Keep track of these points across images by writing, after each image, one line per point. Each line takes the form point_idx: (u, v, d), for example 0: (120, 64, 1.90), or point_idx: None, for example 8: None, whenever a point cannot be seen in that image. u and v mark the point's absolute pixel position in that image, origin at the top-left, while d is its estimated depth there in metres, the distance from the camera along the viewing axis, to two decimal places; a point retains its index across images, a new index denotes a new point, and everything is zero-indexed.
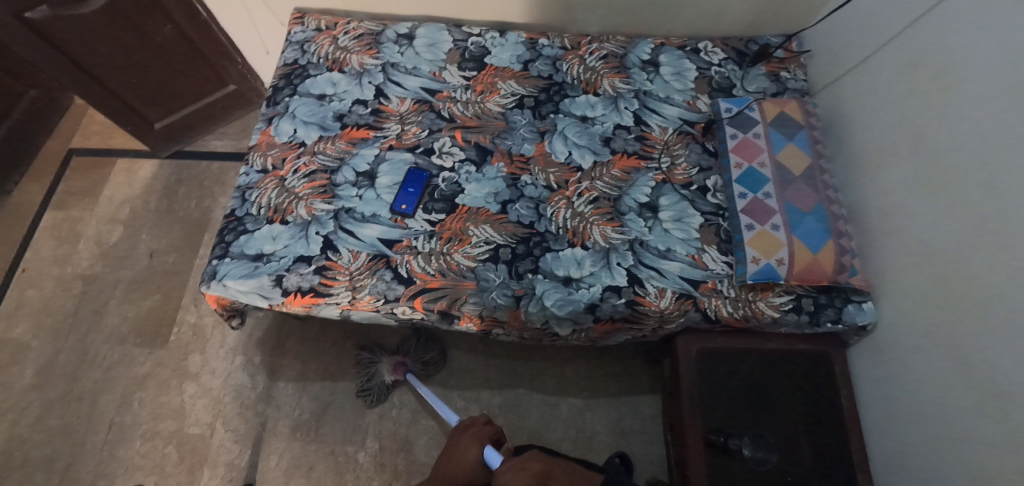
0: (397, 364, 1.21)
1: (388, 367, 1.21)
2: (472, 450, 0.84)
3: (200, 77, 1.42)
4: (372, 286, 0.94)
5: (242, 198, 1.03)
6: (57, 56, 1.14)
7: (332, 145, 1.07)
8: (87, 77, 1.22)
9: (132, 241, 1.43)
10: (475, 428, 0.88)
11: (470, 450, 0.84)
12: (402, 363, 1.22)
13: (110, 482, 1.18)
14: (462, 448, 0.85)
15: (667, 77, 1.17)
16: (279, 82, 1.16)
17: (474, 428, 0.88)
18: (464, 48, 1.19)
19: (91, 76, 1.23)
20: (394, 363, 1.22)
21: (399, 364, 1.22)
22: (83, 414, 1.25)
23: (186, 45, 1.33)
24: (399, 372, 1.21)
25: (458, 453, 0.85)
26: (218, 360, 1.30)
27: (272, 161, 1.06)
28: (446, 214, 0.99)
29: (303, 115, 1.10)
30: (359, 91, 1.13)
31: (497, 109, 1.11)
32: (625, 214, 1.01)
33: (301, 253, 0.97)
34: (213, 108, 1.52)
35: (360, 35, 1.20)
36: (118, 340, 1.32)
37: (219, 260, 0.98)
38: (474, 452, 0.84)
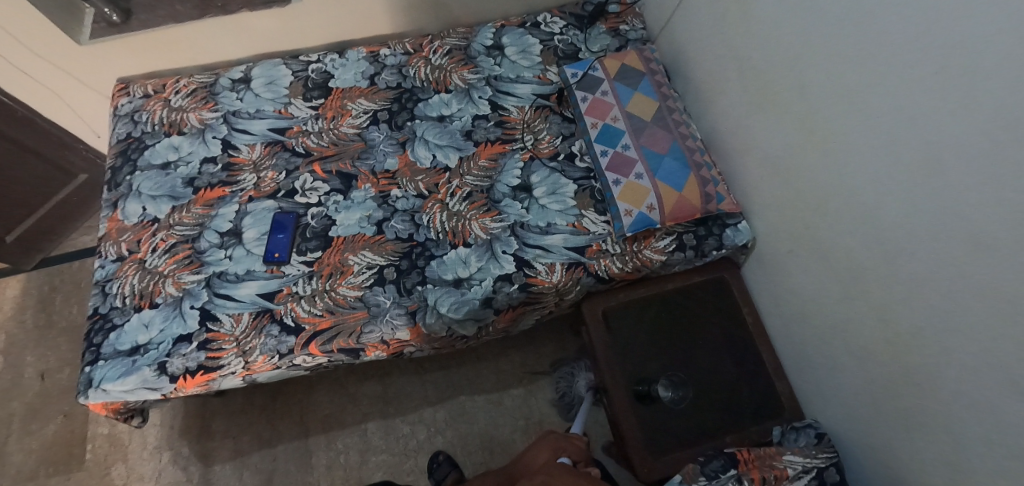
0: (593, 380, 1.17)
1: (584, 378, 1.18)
2: (545, 457, 0.88)
3: (43, 174, 1.31)
4: (262, 346, 0.89)
5: (103, 293, 0.96)
6: None
7: (189, 213, 1.01)
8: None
9: (16, 368, 1.31)
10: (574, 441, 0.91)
11: (542, 457, 0.88)
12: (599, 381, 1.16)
13: None
14: (538, 453, 0.89)
15: (513, 57, 1.17)
16: (116, 161, 1.08)
17: (553, 436, 0.92)
18: (305, 78, 1.15)
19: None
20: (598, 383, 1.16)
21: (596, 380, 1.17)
22: None
23: (15, 147, 1.21)
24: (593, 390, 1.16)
25: (530, 458, 0.89)
26: (144, 463, 1.22)
27: (127, 247, 0.99)
28: (322, 251, 0.96)
29: (150, 189, 1.04)
30: (204, 149, 1.07)
31: (353, 131, 1.09)
32: (500, 201, 1.01)
33: (179, 333, 0.91)
34: (69, 202, 1.41)
35: (193, 91, 1.14)
36: (26, 478, 1.21)
37: (92, 366, 0.90)
38: (545, 459, 0.87)
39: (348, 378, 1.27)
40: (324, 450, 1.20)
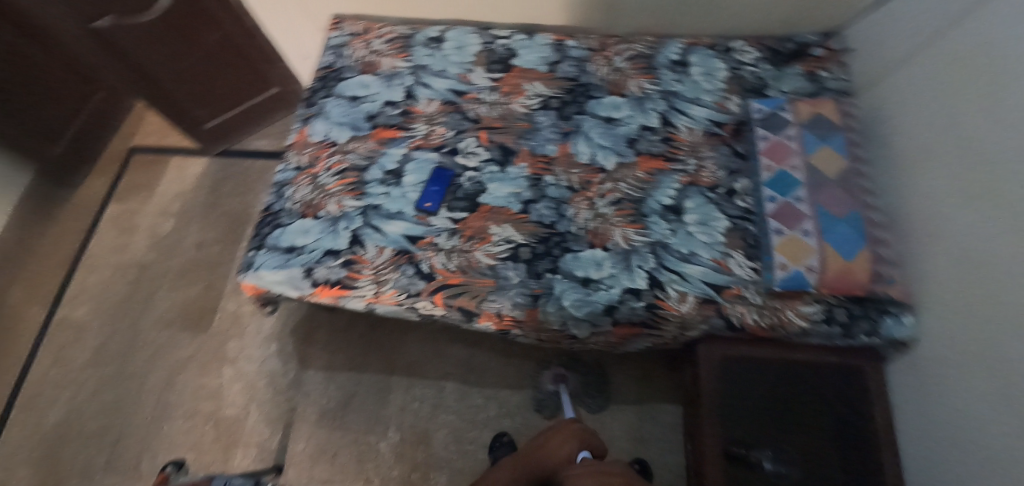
0: (557, 373, 1.22)
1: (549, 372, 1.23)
2: (567, 448, 0.91)
3: (245, 79, 1.50)
4: (395, 281, 0.96)
5: (279, 194, 1.09)
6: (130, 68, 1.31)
7: (363, 144, 1.11)
8: (132, 72, 1.33)
9: (181, 233, 1.53)
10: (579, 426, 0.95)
11: (566, 446, 0.92)
12: (564, 374, 1.22)
13: (153, 455, 1.27)
14: (561, 442, 0.93)
15: (697, 78, 1.14)
16: (316, 85, 1.21)
17: (577, 427, 0.95)
18: (492, 50, 1.20)
19: (142, 74, 1.34)
20: (563, 375, 1.22)
21: (559, 373, 1.22)
22: (133, 391, 1.35)
23: (234, 52, 1.42)
24: (558, 382, 1.21)
25: (555, 444, 0.93)
26: (254, 346, 1.37)
27: (307, 159, 1.11)
28: (468, 213, 1.01)
29: (336, 115, 1.15)
30: (388, 92, 1.16)
31: (523, 111, 1.12)
32: (648, 216, 1.00)
33: (330, 246, 1.01)
34: (257, 109, 1.60)
35: (392, 38, 1.23)
36: (165, 325, 1.42)
37: (256, 251, 1.03)
38: (569, 450, 0.91)
39: (439, 336, 1.33)
40: (402, 392, 1.28)
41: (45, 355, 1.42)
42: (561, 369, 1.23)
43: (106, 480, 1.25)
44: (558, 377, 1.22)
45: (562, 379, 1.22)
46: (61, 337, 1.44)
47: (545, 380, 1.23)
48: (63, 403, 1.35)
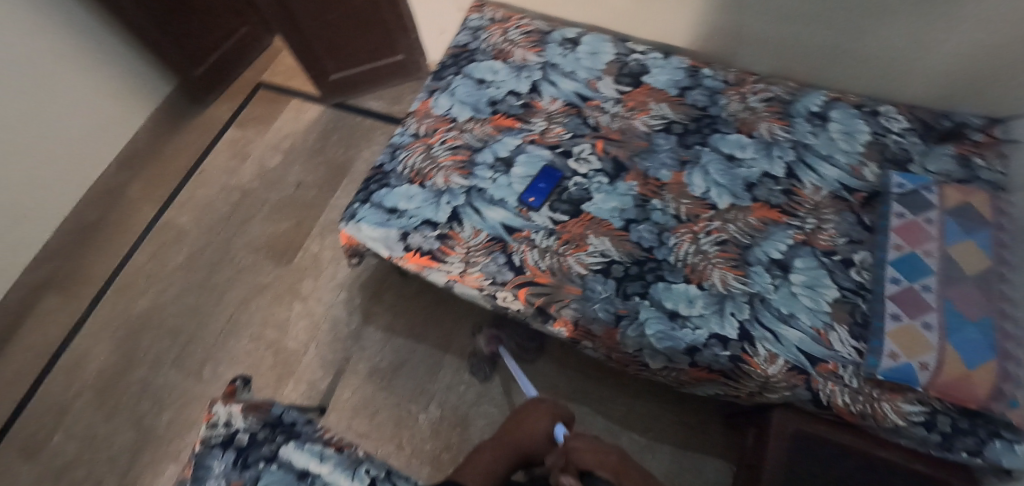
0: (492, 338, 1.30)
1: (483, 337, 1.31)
2: (542, 427, 0.76)
3: (377, 41, 1.55)
4: (484, 265, 0.98)
5: (392, 155, 1.13)
6: (282, 13, 1.40)
7: (481, 127, 1.13)
8: (285, 19, 1.42)
9: (286, 170, 1.63)
10: (548, 402, 0.80)
11: (540, 425, 0.78)
12: (497, 338, 1.30)
13: (216, 364, 1.36)
14: (532, 423, 0.77)
15: (834, 135, 1.07)
16: (447, 61, 1.25)
17: (546, 404, 0.81)
18: (624, 63, 1.19)
19: (290, 19, 1.43)
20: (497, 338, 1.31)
21: (493, 337, 1.30)
22: (212, 301, 1.45)
23: (374, 13, 1.47)
24: (494, 343, 1.30)
25: (528, 423, 0.77)
26: (325, 290, 1.44)
27: (425, 129, 1.15)
28: (569, 217, 1.01)
29: (461, 93, 1.18)
30: (515, 82, 1.18)
31: (643, 129, 1.10)
32: (752, 265, 0.95)
33: (429, 216, 1.03)
34: (379, 72, 1.66)
35: (529, 31, 1.25)
36: (253, 249, 1.52)
37: (360, 204, 1.07)
38: (545, 430, 0.76)
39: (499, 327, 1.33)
40: (451, 372, 1.30)
41: (146, 249, 1.55)
42: (493, 332, 1.31)
43: (173, 375, 1.35)
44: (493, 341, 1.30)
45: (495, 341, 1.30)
46: (163, 237, 1.57)
47: (481, 343, 1.31)
48: (151, 295, 1.48)
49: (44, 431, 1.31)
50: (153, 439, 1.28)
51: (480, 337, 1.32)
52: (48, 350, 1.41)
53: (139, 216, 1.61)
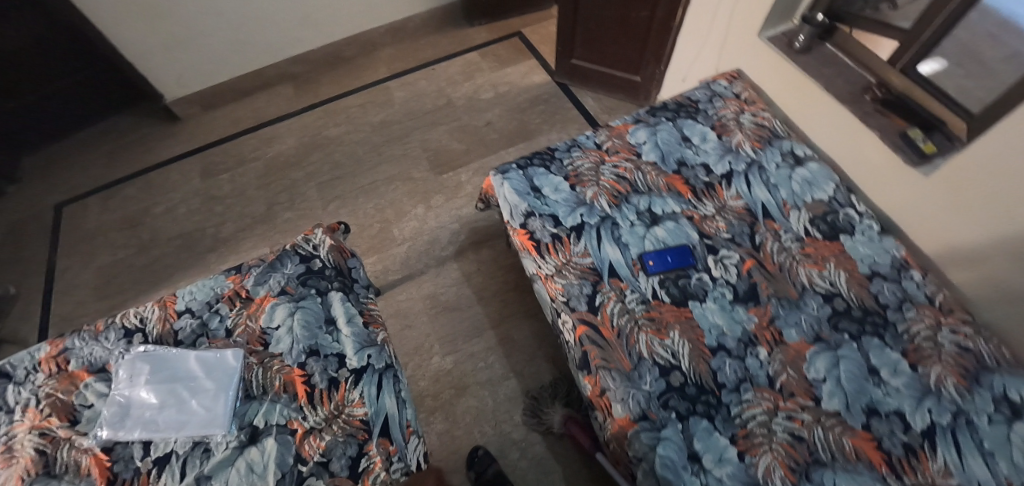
0: (568, 420, 1.14)
1: (559, 420, 1.15)
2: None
3: (629, 55, 1.60)
4: (570, 284, 0.99)
5: (569, 148, 1.17)
6: None
7: (655, 175, 1.12)
8: (570, 3, 1.52)
9: (488, 106, 1.76)
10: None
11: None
12: (575, 419, 1.14)
13: (340, 206, 1.58)
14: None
15: (1017, 438, 0.84)
16: (671, 104, 1.24)
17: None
18: (834, 211, 1.08)
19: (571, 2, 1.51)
20: (569, 415, 1.15)
21: (570, 418, 1.14)
22: (370, 161, 1.67)
23: (643, 31, 1.51)
24: (569, 423, 1.14)
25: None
26: (446, 213, 1.54)
27: (608, 145, 1.17)
28: (669, 301, 0.97)
29: (662, 137, 1.17)
30: (715, 159, 1.13)
31: (802, 280, 1.00)
32: (810, 482, 0.82)
33: (558, 215, 1.07)
34: (612, 80, 1.70)
35: (763, 125, 1.18)
36: (422, 147, 1.69)
37: (516, 167, 1.14)
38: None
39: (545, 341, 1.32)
40: (482, 346, 1.33)
41: (359, 96, 1.83)
42: (568, 412, 1.15)
43: (311, 192, 1.61)
44: (569, 421, 1.15)
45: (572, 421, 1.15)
46: (375, 96, 1.83)
47: (555, 420, 1.15)
48: (340, 129, 1.75)
49: (222, 167, 1.68)
50: (269, 223, 1.56)
51: (554, 413, 1.16)
52: (261, 119, 1.79)
53: (374, 74, 1.89)
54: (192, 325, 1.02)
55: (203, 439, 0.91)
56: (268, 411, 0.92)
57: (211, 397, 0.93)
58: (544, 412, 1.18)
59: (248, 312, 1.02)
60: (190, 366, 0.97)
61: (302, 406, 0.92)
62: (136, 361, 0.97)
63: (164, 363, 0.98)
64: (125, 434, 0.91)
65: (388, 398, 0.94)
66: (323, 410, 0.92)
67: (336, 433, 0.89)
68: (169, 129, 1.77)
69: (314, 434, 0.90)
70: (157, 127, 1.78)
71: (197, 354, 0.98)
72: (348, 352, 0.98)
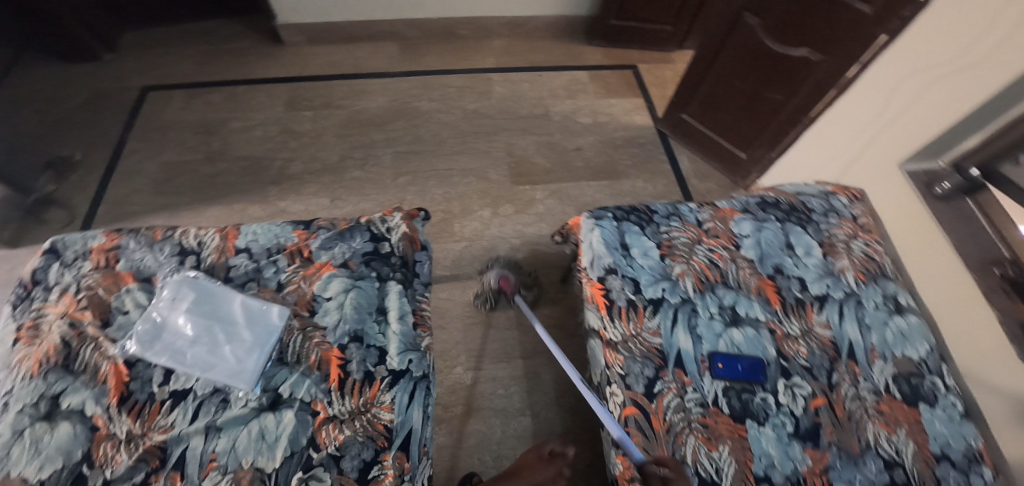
0: (501, 277, 1.28)
1: (492, 277, 1.28)
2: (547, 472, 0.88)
3: (744, 131, 1.53)
4: (633, 358, 0.95)
5: (668, 215, 1.12)
6: (711, 52, 1.45)
7: (749, 273, 1.05)
8: (707, 59, 1.47)
9: (583, 131, 1.71)
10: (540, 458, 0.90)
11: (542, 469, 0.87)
12: (507, 278, 1.28)
13: (410, 182, 1.54)
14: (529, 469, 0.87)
15: None
16: (783, 203, 1.17)
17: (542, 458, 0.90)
18: (920, 373, 0.99)
19: (709, 59, 1.47)
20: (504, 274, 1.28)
21: (503, 277, 1.28)
22: (452, 148, 1.63)
23: (770, 114, 1.44)
24: (502, 281, 1.27)
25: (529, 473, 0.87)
26: (511, 225, 1.50)
27: (709, 226, 1.11)
28: (727, 413, 0.92)
29: (766, 235, 1.10)
30: (814, 277, 1.06)
31: (868, 438, 0.92)
32: None
33: (641, 282, 1.02)
34: (716, 148, 1.63)
35: (873, 257, 1.10)
36: (507, 150, 1.64)
37: (611, 217, 1.10)
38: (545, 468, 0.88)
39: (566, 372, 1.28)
40: (507, 373, 1.29)
41: (460, 79, 1.79)
42: (503, 271, 1.28)
43: (385, 159, 1.58)
44: (501, 279, 1.28)
45: (505, 280, 1.28)
46: (475, 84, 1.78)
47: (490, 277, 1.28)
48: (432, 105, 1.71)
49: (308, 104, 1.66)
50: (337, 176, 1.53)
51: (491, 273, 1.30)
52: (358, 69, 1.76)
53: (481, 61, 1.85)
54: (247, 267, 1.00)
55: (224, 388, 0.88)
56: (297, 383, 0.89)
57: (245, 349, 0.90)
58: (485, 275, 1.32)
59: (304, 274, 1.00)
60: (234, 309, 0.94)
61: (331, 390, 0.89)
62: (182, 284, 0.95)
63: (208, 296, 0.95)
64: (151, 355, 0.88)
65: (415, 411, 0.90)
66: (350, 402, 0.88)
67: (357, 430, 0.86)
68: (270, 50, 1.76)
69: (334, 423, 0.86)
70: (259, 44, 1.77)
71: (244, 298, 0.95)
72: (390, 350, 0.94)
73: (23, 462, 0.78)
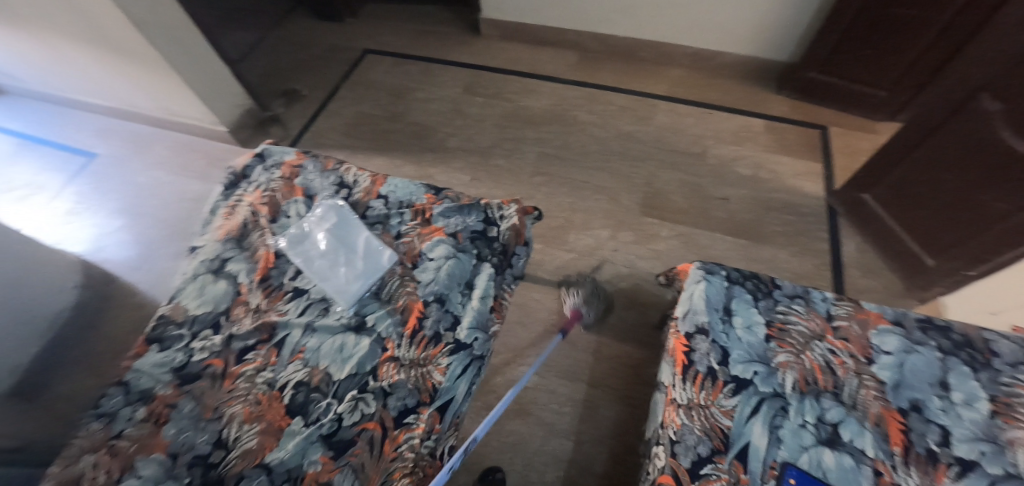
0: (575, 308, 1.29)
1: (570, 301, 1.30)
2: None
3: (938, 233, 1.22)
4: (691, 428, 0.87)
5: (794, 297, 0.98)
6: (921, 130, 1.20)
7: (873, 396, 0.87)
8: (916, 137, 1.21)
9: (737, 181, 1.58)
10: None
11: None
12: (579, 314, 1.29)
13: (543, 182, 1.61)
14: None
15: None
16: (957, 332, 0.92)
17: None
18: None
19: (918, 137, 1.21)
20: (579, 307, 1.29)
21: (576, 310, 1.29)
22: (594, 162, 1.65)
23: (982, 222, 1.11)
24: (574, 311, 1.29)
25: None
26: (623, 253, 1.47)
27: (841, 325, 0.94)
28: None
29: (915, 360, 0.88)
30: (966, 434, 0.81)
31: None
32: None
33: (731, 354, 0.92)
34: (895, 244, 1.34)
35: None
36: (646, 179, 1.60)
37: (725, 277, 1.01)
38: None
39: (626, 414, 1.24)
40: (567, 391, 1.27)
41: (625, 99, 1.79)
42: (582, 305, 1.29)
43: (529, 156, 1.67)
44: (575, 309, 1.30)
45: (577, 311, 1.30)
46: (638, 108, 1.77)
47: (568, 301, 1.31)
48: (589, 117, 1.75)
49: (481, 91, 1.84)
50: (482, 159, 1.67)
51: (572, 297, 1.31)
52: (534, 70, 1.89)
53: (652, 87, 1.82)
54: (381, 211, 1.16)
55: (328, 301, 1.05)
56: (381, 318, 1.02)
57: (354, 276, 1.06)
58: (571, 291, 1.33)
59: (420, 231, 1.13)
60: (359, 241, 1.11)
61: (404, 335, 1.00)
62: (331, 210, 1.15)
63: (346, 224, 1.14)
64: (292, 254, 1.10)
65: (462, 384, 0.96)
66: (413, 352, 0.98)
67: (410, 378, 0.95)
68: (468, 39, 1.99)
69: (395, 363, 0.97)
70: (462, 33, 2.01)
71: (369, 236, 1.12)
72: (462, 322, 1.01)
73: (192, 298, 1.05)
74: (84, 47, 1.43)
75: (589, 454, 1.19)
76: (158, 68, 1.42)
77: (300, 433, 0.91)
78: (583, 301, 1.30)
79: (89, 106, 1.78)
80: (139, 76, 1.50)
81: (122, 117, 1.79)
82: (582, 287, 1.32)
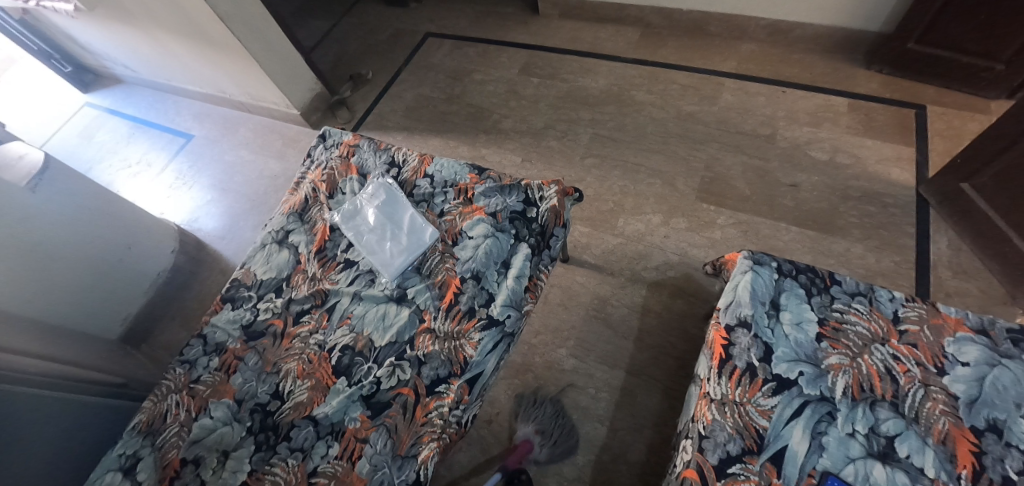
0: (526, 438, 1.16)
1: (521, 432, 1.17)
2: None
3: None
4: (723, 425, 0.82)
5: (855, 296, 0.89)
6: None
7: (941, 410, 0.77)
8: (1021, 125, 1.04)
9: (810, 167, 1.43)
10: None
11: None
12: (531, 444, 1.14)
13: (594, 165, 1.58)
14: None
15: None
16: None
17: None
18: None
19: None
20: (529, 438, 1.16)
21: (526, 439, 1.15)
22: (650, 145, 1.58)
23: None
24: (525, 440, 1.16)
25: None
26: (673, 241, 1.40)
27: (909, 329, 0.84)
28: None
29: (999, 376, 0.77)
30: None
31: None
32: None
33: (775, 351, 0.85)
34: (999, 243, 1.16)
35: None
36: (706, 163, 1.51)
37: (776, 271, 0.94)
38: None
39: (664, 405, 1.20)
40: (604, 377, 1.26)
41: (689, 78, 1.69)
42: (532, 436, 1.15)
43: (582, 138, 1.64)
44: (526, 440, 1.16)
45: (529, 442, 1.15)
46: (703, 86, 1.66)
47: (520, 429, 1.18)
48: (648, 97, 1.67)
49: (537, 71, 1.82)
50: (534, 141, 1.66)
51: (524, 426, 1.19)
52: (593, 49, 1.83)
53: (720, 64, 1.69)
54: (426, 190, 1.21)
55: (375, 273, 1.12)
56: (420, 291, 1.07)
57: (398, 250, 1.12)
58: (525, 414, 1.22)
59: (462, 211, 1.16)
60: (405, 217, 1.16)
61: (440, 309, 1.04)
62: (380, 188, 1.20)
63: (393, 201, 1.19)
64: (344, 228, 1.17)
65: (492, 360, 0.99)
66: (448, 326, 1.02)
67: (443, 349, 0.99)
68: (528, 19, 1.98)
69: (430, 335, 1.01)
70: (521, 13, 2.00)
71: (414, 213, 1.16)
72: (497, 300, 1.03)
73: (260, 265, 1.17)
74: (182, 39, 1.62)
75: (622, 442, 1.17)
76: (240, 56, 1.57)
77: (343, 392, 0.98)
78: (536, 430, 1.17)
79: (189, 92, 2.01)
80: (226, 64, 1.66)
81: (215, 103, 2.00)
82: (535, 414, 1.20)
